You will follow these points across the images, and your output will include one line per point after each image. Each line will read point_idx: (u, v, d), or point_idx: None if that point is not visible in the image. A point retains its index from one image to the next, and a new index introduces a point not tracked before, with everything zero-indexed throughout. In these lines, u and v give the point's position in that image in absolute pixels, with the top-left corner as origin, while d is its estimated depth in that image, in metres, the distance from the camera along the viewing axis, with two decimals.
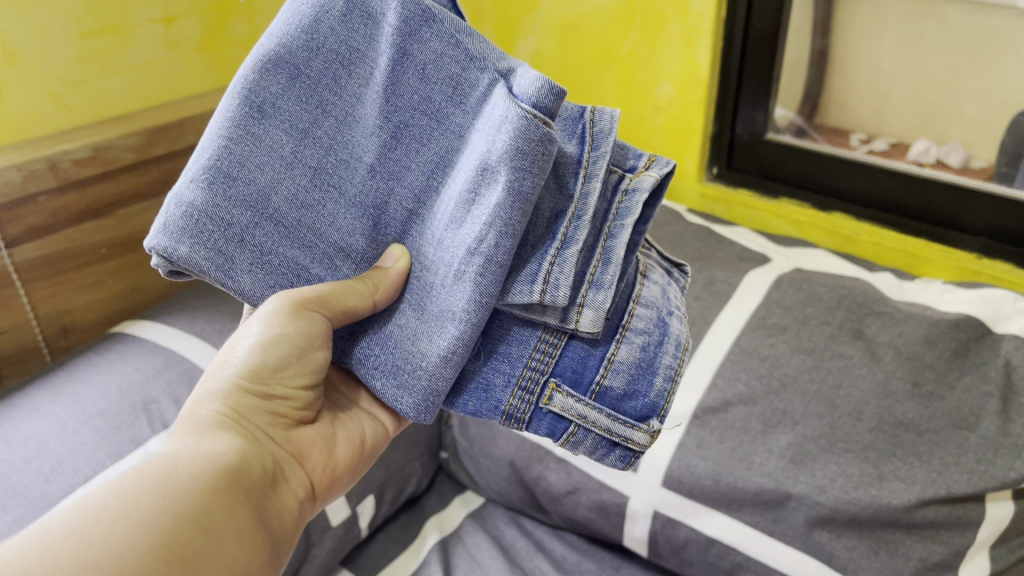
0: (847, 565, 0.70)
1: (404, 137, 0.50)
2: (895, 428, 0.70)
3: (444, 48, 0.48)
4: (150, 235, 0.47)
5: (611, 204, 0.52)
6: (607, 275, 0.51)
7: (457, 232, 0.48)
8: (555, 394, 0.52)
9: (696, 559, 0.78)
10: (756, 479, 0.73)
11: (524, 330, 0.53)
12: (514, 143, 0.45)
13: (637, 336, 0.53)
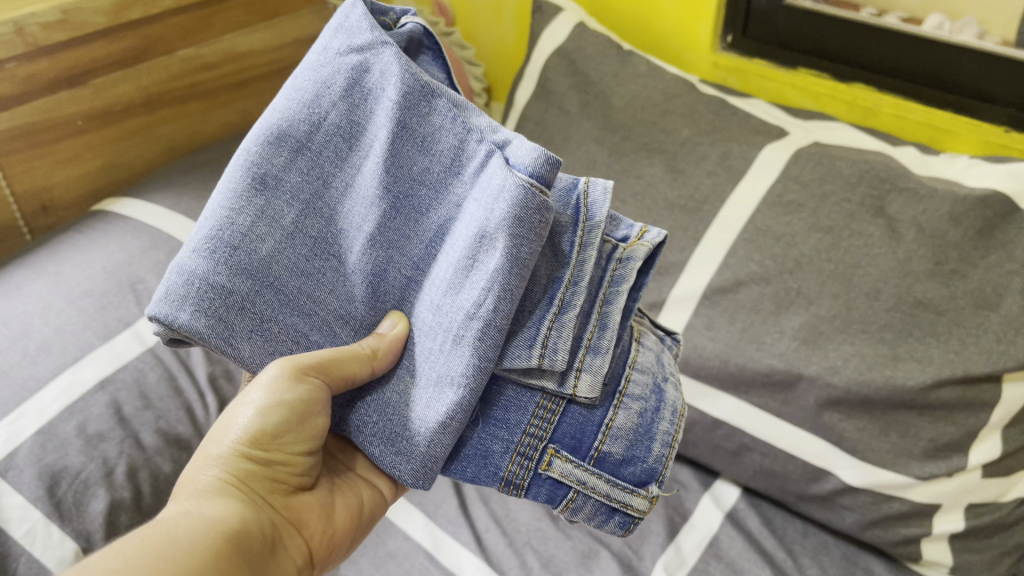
0: (856, 447, 0.71)
1: (405, 208, 0.50)
2: (913, 308, 0.68)
3: (444, 122, 0.50)
4: (152, 303, 0.47)
5: (605, 273, 0.53)
6: (604, 339, 0.52)
7: (455, 297, 0.48)
8: (554, 460, 0.53)
9: (701, 440, 0.80)
10: (767, 360, 0.73)
11: (523, 394, 0.53)
12: (511, 211, 0.46)
13: (634, 404, 0.54)
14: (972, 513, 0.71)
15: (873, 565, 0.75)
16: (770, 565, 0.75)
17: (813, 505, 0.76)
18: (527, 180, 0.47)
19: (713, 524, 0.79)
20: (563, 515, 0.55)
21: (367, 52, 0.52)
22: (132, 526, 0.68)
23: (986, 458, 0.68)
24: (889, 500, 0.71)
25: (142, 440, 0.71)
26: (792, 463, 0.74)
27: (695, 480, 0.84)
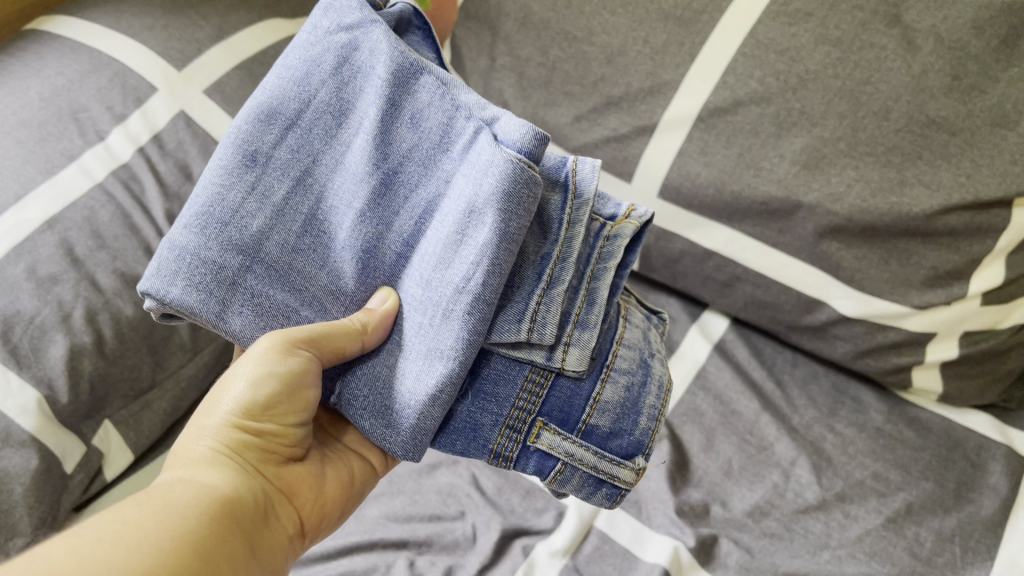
0: (853, 276, 0.68)
1: (394, 185, 0.46)
2: (925, 129, 0.62)
3: (433, 99, 0.47)
4: (143, 277, 0.45)
5: (593, 250, 0.51)
6: (592, 315, 0.49)
7: (445, 272, 0.44)
8: (543, 433, 0.49)
9: (690, 271, 0.77)
10: (764, 188, 0.68)
11: (512, 366, 0.49)
12: (500, 186, 0.43)
13: (622, 378, 0.51)
14: (968, 342, 0.69)
15: (863, 395, 0.74)
16: (758, 396, 0.74)
17: (805, 335, 0.74)
18: (517, 155, 0.44)
19: (701, 356, 0.78)
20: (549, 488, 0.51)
21: (356, 30, 0.48)
22: (98, 373, 0.65)
23: (987, 286, 0.65)
24: (883, 330, 0.69)
25: (99, 282, 0.66)
26: (785, 294, 0.72)
27: (683, 312, 0.81)
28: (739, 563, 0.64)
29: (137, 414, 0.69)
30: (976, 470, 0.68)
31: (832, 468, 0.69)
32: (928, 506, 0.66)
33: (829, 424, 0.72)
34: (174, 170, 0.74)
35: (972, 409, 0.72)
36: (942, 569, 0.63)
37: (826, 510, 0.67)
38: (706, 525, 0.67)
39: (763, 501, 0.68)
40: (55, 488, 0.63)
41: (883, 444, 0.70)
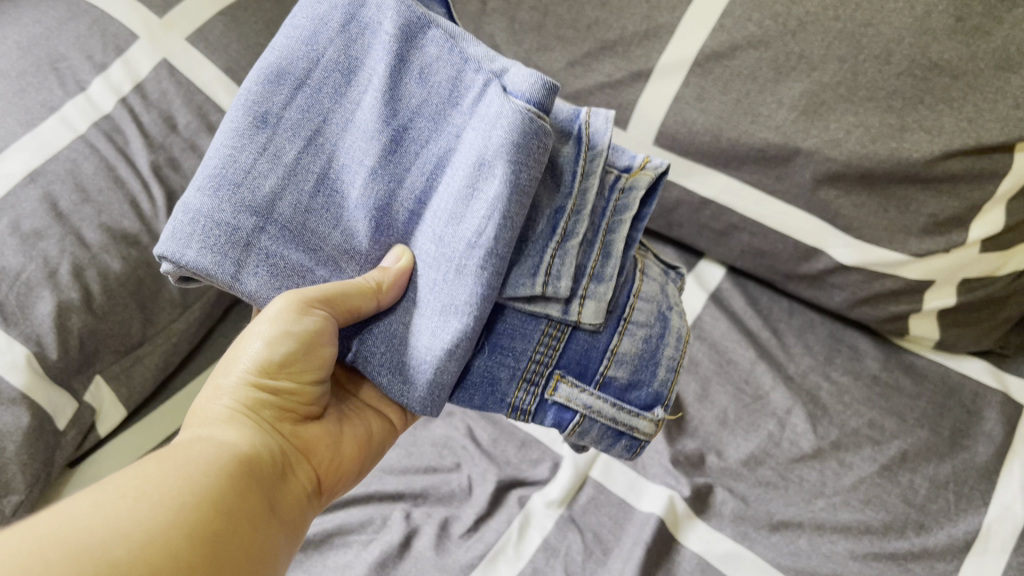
0: (851, 224, 0.67)
1: (405, 142, 0.45)
2: (927, 73, 0.60)
3: (439, 54, 0.46)
4: (160, 241, 0.44)
5: (608, 204, 0.49)
6: (608, 268, 0.48)
7: (456, 227, 0.43)
8: (561, 386, 0.49)
9: (687, 220, 0.76)
10: (761, 135, 0.67)
11: (529, 320, 0.49)
12: (509, 137, 0.42)
13: (639, 331, 0.50)
14: (966, 289, 0.68)
15: (860, 343, 0.74)
16: (754, 345, 0.74)
17: (802, 284, 0.74)
18: (528, 107, 0.43)
19: (696, 306, 0.77)
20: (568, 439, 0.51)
21: None
22: (87, 329, 0.64)
23: (987, 232, 0.64)
24: (881, 278, 0.69)
25: (85, 237, 0.65)
26: (782, 243, 0.71)
27: (678, 261, 0.80)
28: (734, 512, 0.65)
29: (128, 370, 0.68)
30: (972, 417, 0.68)
31: (827, 416, 0.69)
32: (923, 454, 0.66)
33: (825, 372, 0.72)
34: (158, 121, 0.72)
35: (969, 355, 0.72)
36: (936, 515, 0.63)
37: (821, 458, 0.67)
38: (703, 475, 0.67)
39: (759, 450, 0.68)
40: (48, 444, 0.62)
41: (879, 392, 0.70)
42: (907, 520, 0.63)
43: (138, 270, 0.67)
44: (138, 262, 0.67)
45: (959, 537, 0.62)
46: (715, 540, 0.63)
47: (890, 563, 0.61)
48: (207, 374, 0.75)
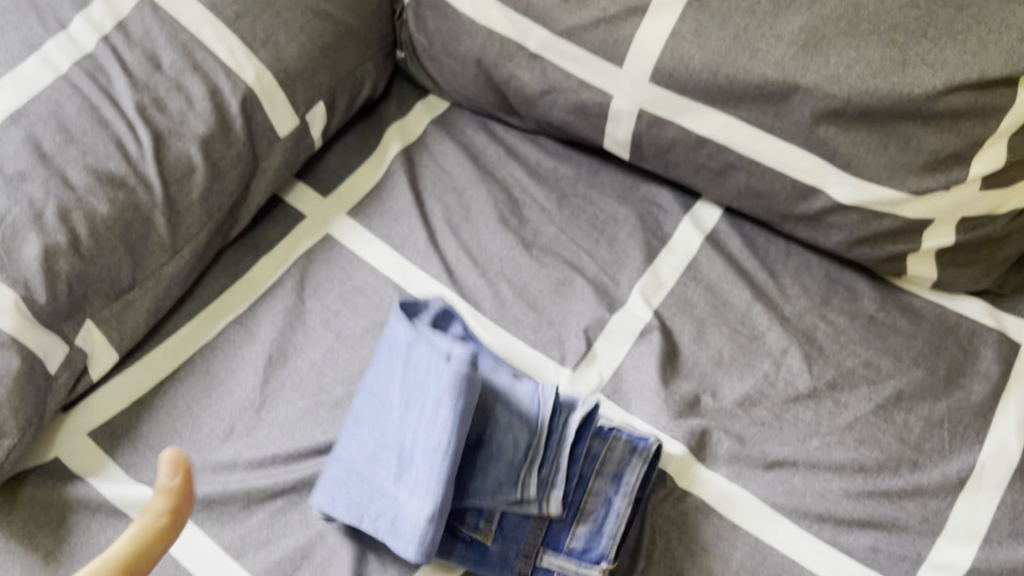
0: (850, 162, 0.66)
1: (387, 403, 0.63)
2: (932, 5, 0.62)
3: (404, 341, 0.64)
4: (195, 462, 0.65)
5: (557, 438, 0.61)
6: (558, 476, 0.59)
7: (421, 444, 0.58)
8: (547, 555, 0.59)
9: (683, 160, 0.74)
10: (760, 71, 0.66)
11: (520, 520, 0.60)
12: (455, 374, 0.58)
13: (593, 514, 0.60)
14: (964, 229, 0.67)
15: (857, 284, 0.73)
16: (750, 287, 0.73)
17: (800, 225, 0.72)
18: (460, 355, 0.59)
19: (692, 247, 0.76)
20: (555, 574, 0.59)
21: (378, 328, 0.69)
22: (75, 273, 0.63)
23: (988, 169, 0.64)
24: (879, 218, 0.68)
25: (70, 177, 0.65)
26: (779, 182, 0.70)
27: (675, 202, 0.79)
28: (729, 451, 0.64)
29: (119, 314, 0.67)
30: (967, 357, 0.68)
31: (823, 357, 0.69)
32: (918, 393, 0.66)
33: (821, 314, 0.71)
34: (141, 60, 0.70)
35: (966, 296, 0.71)
36: (929, 454, 0.63)
37: (816, 398, 0.67)
38: (696, 416, 0.67)
39: (754, 391, 0.67)
40: (40, 389, 0.62)
41: (875, 333, 0.70)
42: (901, 459, 0.63)
43: (125, 213, 0.66)
44: (126, 205, 0.66)
45: (953, 474, 0.62)
46: (712, 480, 0.63)
47: (883, 501, 0.62)
48: (201, 317, 0.73)
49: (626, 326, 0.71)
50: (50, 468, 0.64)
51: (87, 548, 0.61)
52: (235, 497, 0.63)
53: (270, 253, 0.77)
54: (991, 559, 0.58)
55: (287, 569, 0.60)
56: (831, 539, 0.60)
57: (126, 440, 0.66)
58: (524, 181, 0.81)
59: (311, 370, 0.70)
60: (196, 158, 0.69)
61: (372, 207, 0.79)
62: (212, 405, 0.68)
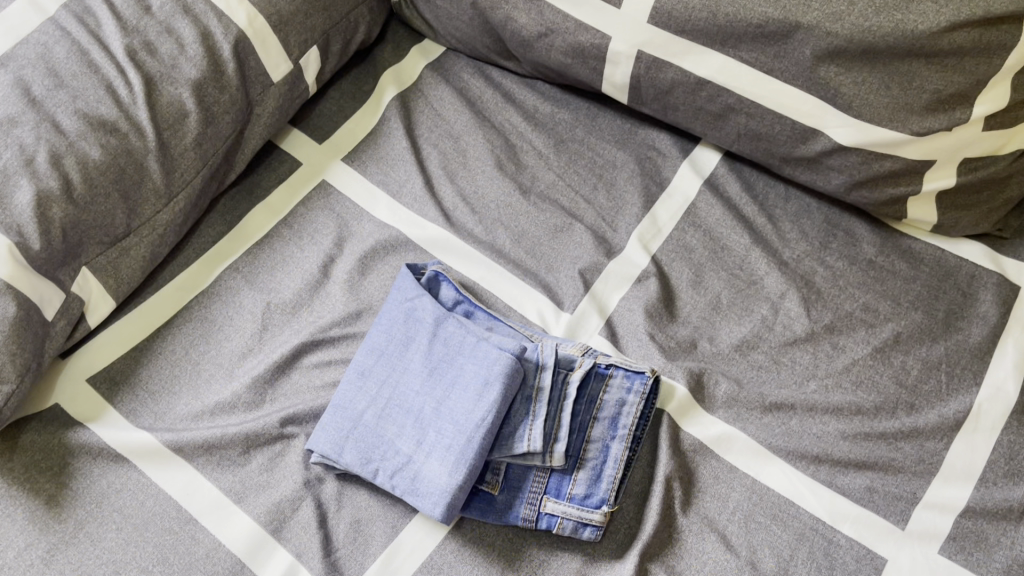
0: (850, 103, 0.65)
1: (402, 366, 0.63)
2: None
3: (427, 310, 0.64)
4: (196, 411, 0.65)
5: (560, 392, 0.61)
6: (563, 426, 0.59)
7: (454, 415, 0.59)
8: (548, 501, 0.59)
9: (682, 104, 0.73)
10: (761, 9, 0.64)
11: (522, 469, 0.60)
12: (504, 358, 0.59)
13: (593, 460, 0.60)
14: (966, 170, 0.67)
15: (856, 228, 0.73)
16: (749, 231, 0.72)
17: (799, 168, 0.71)
18: (503, 347, 0.61)
19: (691, 192, 0.75)
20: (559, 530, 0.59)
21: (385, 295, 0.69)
22: (69, 219, 0.63)
23: (991, 109, 0.63)
24: (880, 159, 0.67)
25: (60, 122, 0.64)
26: (779, 124, 0.69)
27: (674, 147, 0.78)
28: (727, 394, 0.64)
29: (115, 261, 0.67)
30: (966, 299, 0.67)
31: (821, 301, 0.69)
32: (916, 336, 0.66)
33: (820, 258, 0.71)
34: (130, 3, 0.69)
35: (966, 239, 0.71)
36: (927, 396, 0.63)
37: (813, 342, 0.67)
38: (693, 359, 0.67)
39: (751, 335, 0.67)
40: (37, 335, 0.62)
41: (874, 276, 0.69)
42: (898, 401, 0.63)
43: (118, 158, 0.65)
44: (118, 150, 0.65)
45: (950, 416, 0.62)
46: (709, 423, 0.63)
47: (880, 442, 0.62)
48: (198, 264, 0.73)
49: (624, 271, 0.71)
50: (50, 414, 0.65)
51: (88, 493, 0.61)
52: (234, 442, 0.63)
53: (266, 200, 0.76)
54: (986, 498, 0.59)
55: (286, 513, 0.60)
56: (827, 481, 0.61)
57: (125, 386, 0.66)
58: (521, 127, 0.80)
59: (309, 317, 0.69)
60: (189, 103, 0.68)
61: (367, 154, 0.79)
62: (211, 351, 0.68)
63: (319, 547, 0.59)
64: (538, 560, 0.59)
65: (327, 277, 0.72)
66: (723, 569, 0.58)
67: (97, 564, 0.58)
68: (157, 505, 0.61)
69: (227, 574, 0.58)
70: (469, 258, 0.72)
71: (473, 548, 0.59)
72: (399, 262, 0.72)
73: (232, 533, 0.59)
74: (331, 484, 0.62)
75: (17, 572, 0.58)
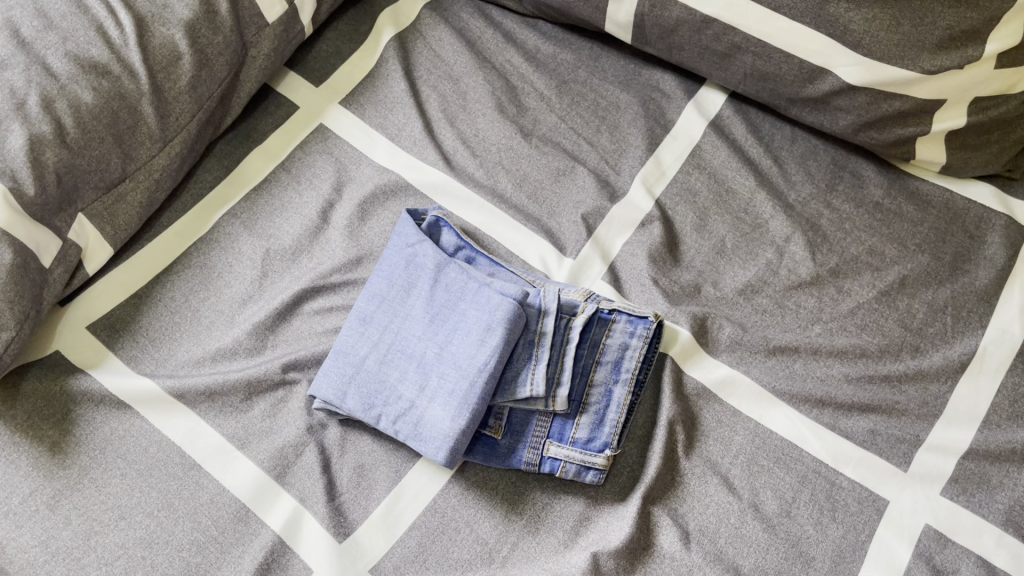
0: (860, 41, 0.64)
1: (402, 312, 0.62)
2: None
3: (428, 255, 0.64)
4: (196, 357, 0.65)
5: (563, 337, 0.60)
6: (565, 371, 0.59)
7: (457, 360, 0.59)
8: (550, 445, 0.59)
9: (687, 43, 0.72)
10: None
11: (524, 414, 0.60)
12: (508, 304, 0.59)
13: (596, 404, 0.60)
14: (977, 110, 0.65)
15: (863, 170, 0.71)
16: (754, 174, 0.71)
17: (806, 109, 0.70)
18: (506, 293, 0.60)
19: (696, 134, 0.74)
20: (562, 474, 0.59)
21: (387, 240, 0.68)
22: (63, 164, 0.62)
23: (1004, 46, 0.62)
24: (890, 99, 0.66)
25: (51, 65, 0.63)
26: (786, 63, 0.67)
27: (678, 88, 0.76)
28: (731, 338, 0.64)
29: (111, 206, 0.66)
30: (974, 242, 0.67)
31: (827, 244, 0.68)
32: (922, 279, 0.65)
33: (826, 201, 0.70)
34: None
35: (974, 180, 0.69)
36: (932, 338, 0.63)
37: (818, 285, 0.66)
38: (697, 303, 0.66)
39: (756, 279, 0.67)
40: (35, 281, 0.61)
41: (880, 219, 0.69)
42: (902, 344, 0.63)
43: (111, 102, 0.64)
44: (111, 94, 0.64)
45: (954, 358, 0.62)
46: (712, 367, 0.63)
47: (884, 385, 0.62)
48: (196, 209, 0.72)
49: (627, 215, 0.70)
50: (50, 361, 0.65)
51: (91, 439, 0.61)
52: (236, 388, 0.63)
53: (263, 145, 0.75)
54: (988, 440, 0.59)
55: (290, 459, 0.60)
56: (831, 424, 0.60)
57: (125, 333, 0.66)
58: (522, 68, 0.78)
59: (309, 263, 0.69)
60: (182, 44, 0.67)
61: (366, 97, 0.77)
62: (211, 298, 0.68)
63: (323, 492, 0.59)
64: (541, 504, 0.59)
65: (326, 223, 0.71)
66: (726, 511, 0.58)
67: (102, 509, 0.58)
68: (161, 451, 0.61)
69: (231, 519, 0.58)
70: (470, 202, 0.71)
71: (476, 493, 0.59)
72: (400, 207, 0.71)
73: (235, 479, 0.60)
74: (334, 430, 0.62)
75: (23, 518, 0.58)
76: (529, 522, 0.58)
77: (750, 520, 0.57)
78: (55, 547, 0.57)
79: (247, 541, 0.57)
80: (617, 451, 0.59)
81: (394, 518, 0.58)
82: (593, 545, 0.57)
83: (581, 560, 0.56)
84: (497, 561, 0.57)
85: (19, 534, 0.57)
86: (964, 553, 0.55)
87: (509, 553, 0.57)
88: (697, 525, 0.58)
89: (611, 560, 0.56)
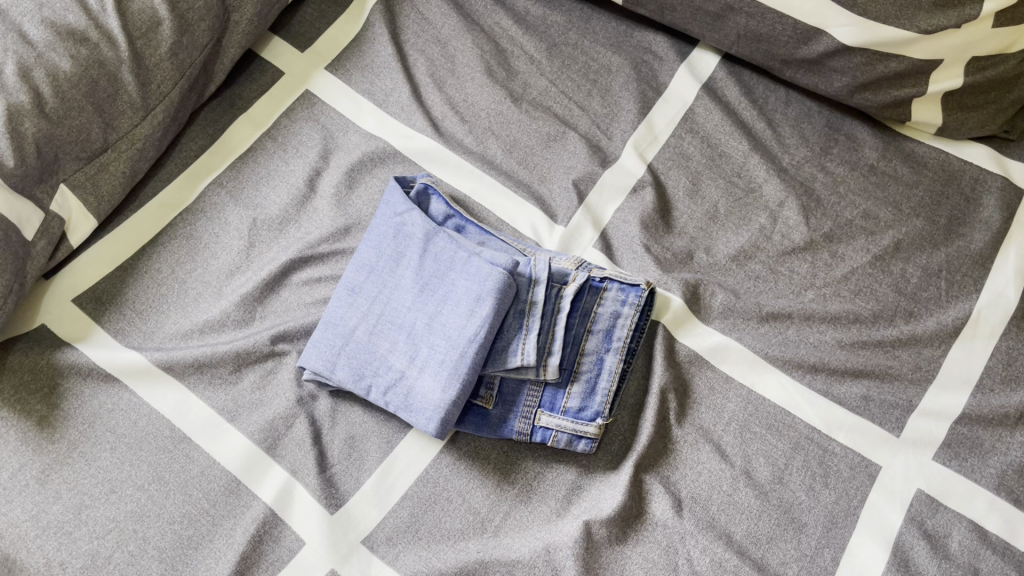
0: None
1: (391, 283, 0.61)
2: None
3: (418, 224, 0.63)
4: (184, 329, 0.64)
5: (554, 306, 0.60)
6: (557, 340, 0.58)
7: (449, 330, 0.58)
8: (542, 415, 0.59)
9: (679, 4, 0.70)
10: None
11: (516, 384, 0.60)
12: (501, 274, 0.58)
13: (586, 373, 0.59)
14: (973, 70, 0.64)
15: (858, 131, 0.70)
16: (748, 137, 0.70)
17: (800, 70, 0.69)
18: (498, 264, 0.60)
19: (689, 97, 0.73)
20: (553, 445, 0.58)
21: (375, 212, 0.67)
22: (42, 134, 0.61)
23: (1002, 4, 0.60)
24: (886, 60, 0.65)
25: (28, 33, 0.62)
26: (780, 23, 0.66)
27: (670, 50, 0.75)
28: (723, 305, 0.63)
29: (94, 177, 0.65)
30: (970, 204, 0.66)
31: (821, 209, 0.67)
32: (917, 243, 0.65)
33: (820, 164, 0.69)
34: None
35: (971, 141, 0.68)
36: (926, 303, 0.63)
37: (812, 250, 0.65)
38: (689, 270, 0.65)
39: (749, 244, 0.66)
40: (17, 255, 0.60)
41: (875, 182, 0.68)
42: (896, 309, 0.63)
43: (90, 70, 0.63)
44: (89, 61, 0.63)
45: (948, 323, 0.61)
46: (705, 334, 0.62)
47: (877, 351, 0.61)
48: (181, 179, 0.71)
49: (619, 181, 0.69)
50: (37, 335, 0.64)
51: (80, 413, 0.61)
52: (225, 359, 0.62)
53: (248, 112, 0.74)
54: (982, 404, 0.58)
55: (280, 431, 0.60)
56: (823, 390, 0.60)
57: (112, 306, 0.65)
58: (511, 30, 0.77)
59: (296, 233, 0.68)
60: (162, 10, 0.66)
61: (353, 62, 0.76)
62: (198, 269, 0.67)
63: (314, 465, 0.59)
64: (532, 473, 0.59)
65: (313, 191, 0.70)
66: (719, 479, 0.58)
67: (92, 483, 0.58)
68: (151, 424, 0.60)
69: (223, 491, 0.58)
70: (460, 169, 0.70)
71: (467, 463, 0.59)
72: (387, 174, 0.70)
73: (225, 452, 0.59)
74: (325, 401, 0.61)
75: (12, 492, 0.58)
76: (521, 492, 0.58)
77: (742, 487, 0.57)
78: (46, 521, 0.57)
79: (238, 513, 0.57)
80: (608, 420, 0.59)
81: (385, 489, 0.58)
82: (585, 513, 0.57)
83: (572, 528, 0.56)
84: (489, 531, 0.57)
85: (9, 508, 0.57)
86: (956, 518, 0.55)
87: (501, 523, 0.57)
88: (690, 493, 0.57)
89: (604, 528, 0.56)
